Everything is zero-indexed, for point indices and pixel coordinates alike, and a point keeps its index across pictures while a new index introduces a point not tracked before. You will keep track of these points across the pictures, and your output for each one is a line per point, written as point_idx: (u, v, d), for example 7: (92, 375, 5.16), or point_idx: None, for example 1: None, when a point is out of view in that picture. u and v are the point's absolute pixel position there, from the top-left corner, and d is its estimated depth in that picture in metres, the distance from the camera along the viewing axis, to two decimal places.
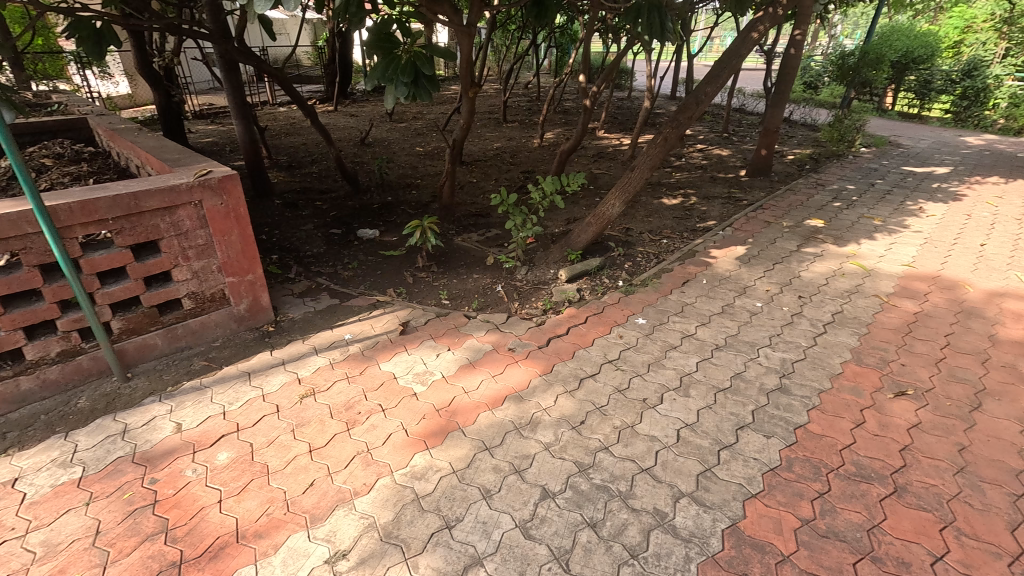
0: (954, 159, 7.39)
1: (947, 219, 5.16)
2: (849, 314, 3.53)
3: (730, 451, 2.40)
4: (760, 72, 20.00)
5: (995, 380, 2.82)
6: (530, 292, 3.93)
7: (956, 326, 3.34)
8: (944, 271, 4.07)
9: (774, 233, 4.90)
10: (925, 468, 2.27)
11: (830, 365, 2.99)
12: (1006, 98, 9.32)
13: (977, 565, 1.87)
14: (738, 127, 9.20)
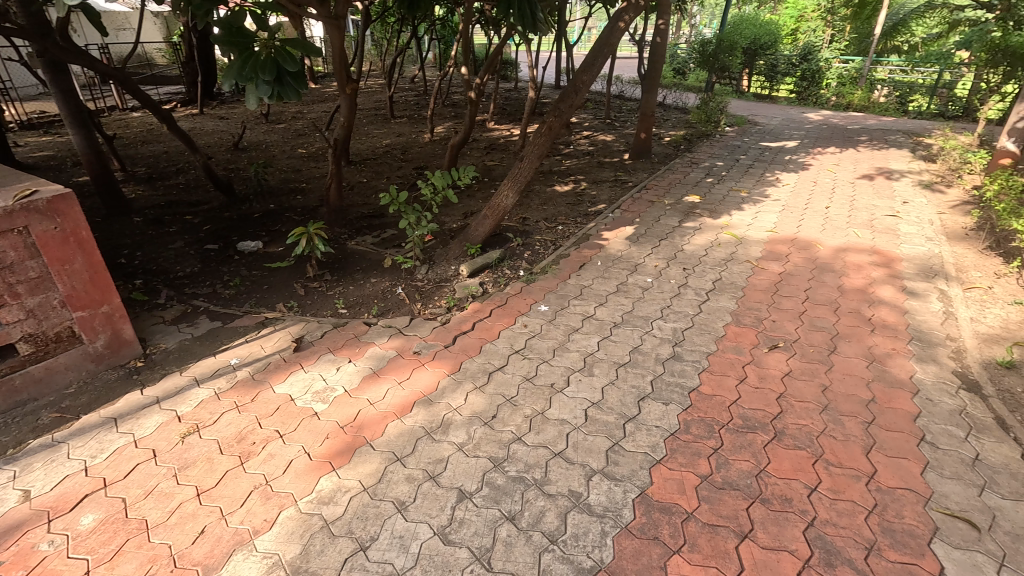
0: (800, 133, 8.37)
1: (799, 187, 5.84)
2: (727, 280, 3.86)
3: (634, 422, 2.53)
4: (635, 60, 21.26)
5: (845, 325, 3.24)
6: (432, 291, 3.84)
7: (813, 281, 3.78)
8: (800, 234, 4.60)
9: (658, 212, 5.24)
10: (797, 411, 2.55)
11: (715, 329, 3.26)
12: (835, 78, 10.73)
13: (843, 489, 2.14)
14: (619, 113, 9.70)
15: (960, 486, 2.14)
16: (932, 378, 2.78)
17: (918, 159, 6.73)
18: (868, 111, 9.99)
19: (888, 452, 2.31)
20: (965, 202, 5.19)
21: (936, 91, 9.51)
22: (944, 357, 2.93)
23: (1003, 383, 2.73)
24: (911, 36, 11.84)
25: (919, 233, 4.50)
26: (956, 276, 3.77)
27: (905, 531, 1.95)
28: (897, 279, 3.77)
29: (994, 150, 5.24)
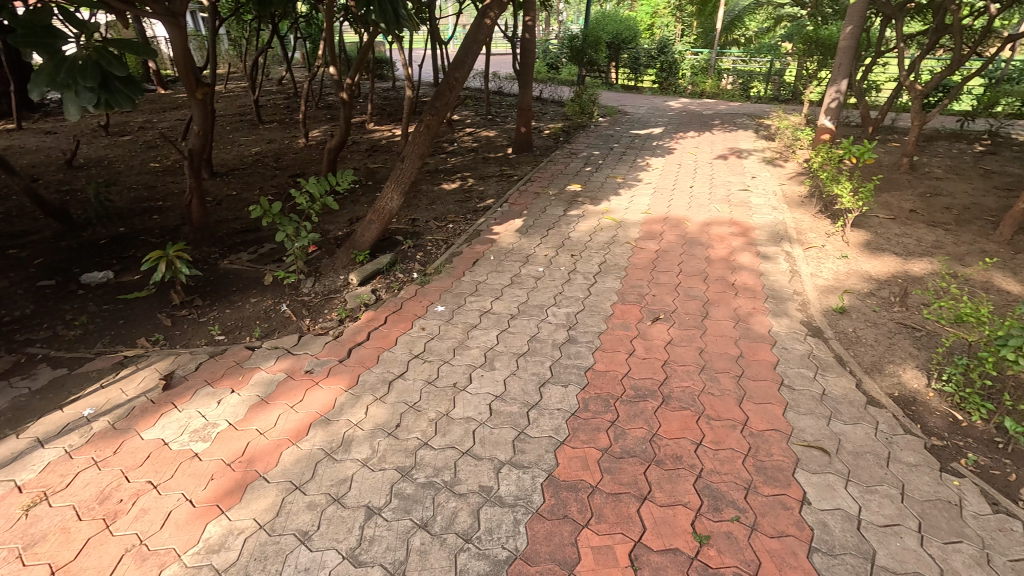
0: (664, 120, 9.10)
1: (666, 170, 6.35)
2: (611, 262, 4.09)
3: (537, 409, 2.60)
4: (510, 55, 21.72)
5: (714, 292, 3.59)
6: (320, 304, 3.63)
7: (684, 255, 4.14)
8: (670, 213, 5.00)
9: (543, 203, 5.41)
10: (681, 375, 2.78)
11: (604, 309, 3.45)
12: (689, 69, 11.79)
13: (723, 439, 2.37)
14: (499, 109, 9.85)
15: (813, 419, 2.47)
16: (785, 329, 3.17)
17: (761, 139, 7.63)
18: (718, 98, 11.12)
19: (756, 400, 2.60)
20: (799, 173, 5.98)
21: (770, 77, 10.82)
22: (793, 310, 3.36)
23: (839, 325, 3.19)
24: (745, 30, 13.35)
25: (767, 204, 5.11)
26: (797, 238, 4.33)
27: (775, 466, 2.21)
28: (752, 246, 4.25)
29: (817, 127, 6.09)
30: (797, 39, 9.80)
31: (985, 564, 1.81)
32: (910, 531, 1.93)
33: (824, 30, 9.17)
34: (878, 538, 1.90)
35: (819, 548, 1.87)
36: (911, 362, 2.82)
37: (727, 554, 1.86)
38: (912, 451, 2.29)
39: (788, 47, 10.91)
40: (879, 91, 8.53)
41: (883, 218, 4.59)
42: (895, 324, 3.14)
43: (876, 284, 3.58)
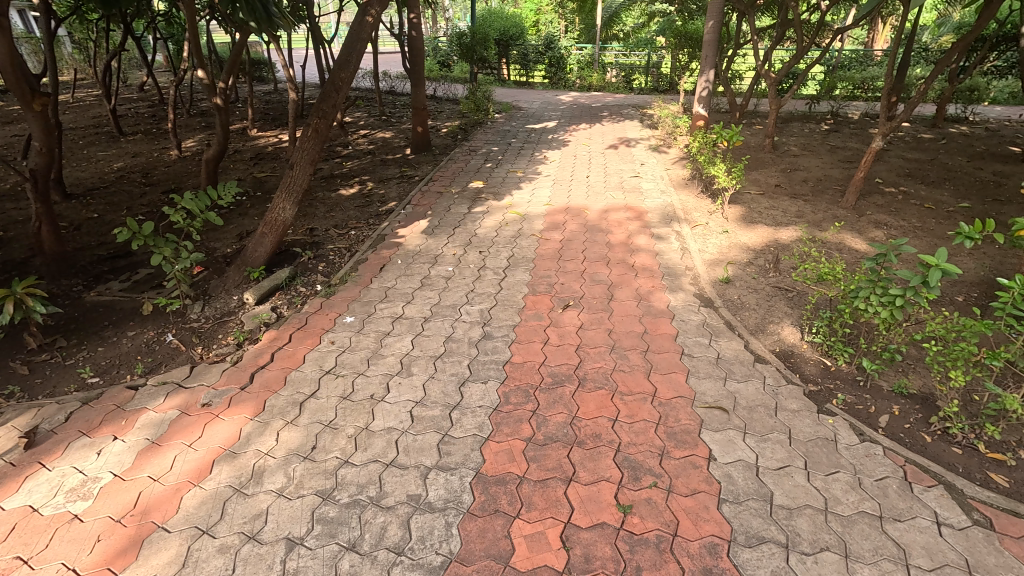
0: (557, 114, 9.40)
1: (563, 162, 6.57)
2: (518, 255, 4.17)
3: (458, 409, 2.58)
4: (399, 54, 21.23)
5: (617, 275, 3.78)
6: (213, 330, 3.33)
7: (587, 242, 4.32)
8: (570, 203, 5.19)
9: (447, 202, 5.37)
10: (593, 357, 2.91)
11: (515, 302, 3.51)
12: (575, 64, 12.27)
13: (637, 412, 2.51)
14: (393, 109, 9.60)
15: (712, 382, 2.69)
16: (682, 303, 3.42)
17: (646, 128, 8.14)
18: (605, 91, 11.69)
19: (662, 371, 2.78)
20: (682, 158, 6.46)
21: (649, 70, 11.55)
22: (688, 284, 3.64)
23: (727, 293, 3.50)
24: (623, 26, 14.14)
25: (656, 188, 5.47)
26: (685, 218, 4.69)
27: (683, 430, 2.39)
28: (647, 228, 4.53)
29: (693, 115, 6.61)
30: (669, 34, 10.56)
31: (858, 487, 2.09)
32: (798, 469, 2.18)
33: (691, 25, 9.96)
34: (773, 480, 2.12)
35: (726, 498, 2.05)
36: (787, 320, 3.16)
37: (650, 519, 1.98)
38: (794, 399, 2.57)
39: (662, 41, 11.71)
40: (742, 80, 9.45)
41: (755, 194, 5.10)
42: (772, 288, 3.51)
43: (754, 254, 3.97)
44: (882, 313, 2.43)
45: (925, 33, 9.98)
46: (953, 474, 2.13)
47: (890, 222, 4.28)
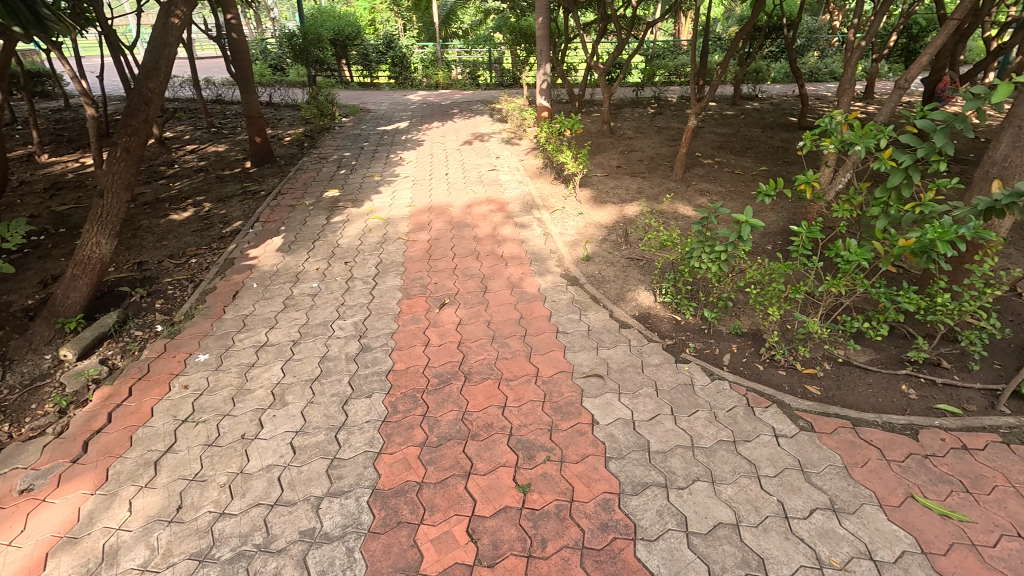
0: (407, 114, 9.25)
1: (420, 161, 6.51)
2: (387, 261, 4.05)
3: (344, 429, 2.46)
4: (222, 58, 19.18)
5: (488, 267, 3.86)
6: (22, 400, 2.75)
7: (454, 239, 4.34)
8: (433, 202, 5.16)
9: (301, 214, 5.02)
10: (476, 350, 2.95)
11: (390, 308, 3.41)
12: (419, 62, 12.17)
13: (523, 394, 2.61)
14: (224, 119, 8.68)
15: (587, 353, 2.90)
16: (551, 285, 3.61)
17: (497, 122, 8.37)
18: (452, 88, 11.79)
19: (542, 352, 2.92)
20: (533, 148, 6.78)
21: (492, 66, 11.88)
22: (554, 267, 3.85)
23: (589, 270, 3.77)
24: (461, 23, 14.31)
25: (514, 179, 5.67)
26: (543, 205, 4.93)
27: (567, 403, 2.53)
28: (511, 218, 4.68)
29: (537, 106, 6.95)
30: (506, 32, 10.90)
31: (714, 420, 2.40)
32: (666, 415, 2.44)
33: (524, 22, 10.44)
34: (648, 430, 2.36)
35: (612, 456, 2.23)
36: (642, 286, 3.50)
37: (548, 492, 2.08)
38: (656, 354, 2.87)
39: (500, 37, 12.09)
40: (576, 72, 10.14)
41: (601, 176, 5.53)
42: (626, 259, 3.86)
43: (607, 231, 4.32)
44: (713, 268, 2.80)
45: (716, 24, 11.60)
46: (781, 392, 2.55)
47: (711, 189, 4.93)
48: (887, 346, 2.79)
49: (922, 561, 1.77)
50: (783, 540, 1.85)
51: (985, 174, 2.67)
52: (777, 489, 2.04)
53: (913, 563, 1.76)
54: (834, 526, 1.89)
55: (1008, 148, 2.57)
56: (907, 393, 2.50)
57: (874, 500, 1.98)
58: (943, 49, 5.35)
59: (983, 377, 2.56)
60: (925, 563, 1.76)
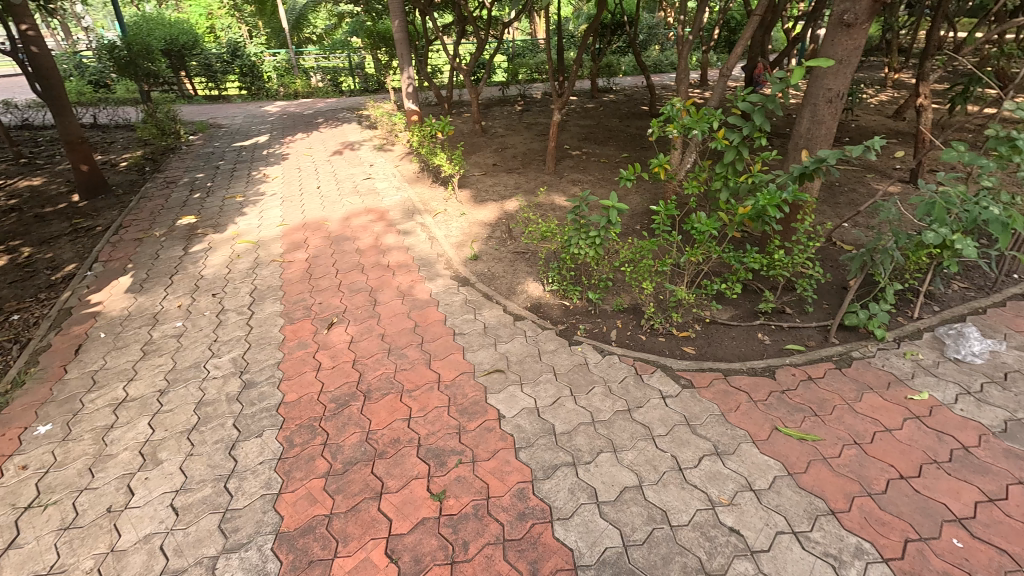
0: (266, 127, 8.59)
1: (287, 176, 6.09)
2: (262, 287, 3.74)
3: (234, 476, 2.24)
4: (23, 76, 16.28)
5: (375, 279, 3.74)
6: None
7: (335, 254, 4.13)
8: (307, 218, 4.86)
9: (152, 247, 4.46)
10: (373, 366, 2.85)
11: (272, 337, 3.16)
12: (273, 71, 11.37)
13: (427, 402, 2.57)
14: (36, 147, 7.40)
15: (485, 351, 2.93)
16: (443, 288, 3.59)
17: (366, 129, 8.10)
18: (314, 97, 11.19)
19: (441, 356, 2.90)
20: (408, 152, 6.66)
21: (354, 71, 11.46)
22: (443, 270, 3.83)
23: (478, 268, 3.80)
24: (314, 27, 13.57)
25: (391, 186, 5.53)
26: (425, 209, 4.88)
27: (472, 403, 2.54)
28: (393, 226, 4.57)
29: (405, 111, 6.83)
30: (361, 34, 10.54)
31: (609, 393, 2.56)
32: (567, 397, 2.56)
33: (381, 24, 10.17)
34: (552, 414, 2.45)
35: (522, 446, 2.29)
36: (530, 277, 3.62)
37: (463, 495, 2.07)
38: (551, 341, 2.99)
39: (358, 41, 11.68)
40: (441, 73, 10.14)
41: (479, 175, 5.60)
42: (512, 254, 3.95)
43: (491, 228, 4.39)
44: (591, 252, 2.98)
45: (568, 23, 12.25)
46: (663, 357, 2.79)
47: (582, 178, 5.23)
48: (743, 302, 3.18)
49: (790, 482, 2.05)
50: (680, 490, 2.04)
51: (796, 145, 3.14)
52: (670, 446, 2.24)
53: (783, 485, 2.03)
54: (720, 468, 2.12)
55: (808, 123, 3.05)
56: (762, 340, 2.87)
57: (748, 438, 2.26)
58: (754, 41, 6.20)
59: (817, 316, 3.02)
60: (792, 483, 2.04)
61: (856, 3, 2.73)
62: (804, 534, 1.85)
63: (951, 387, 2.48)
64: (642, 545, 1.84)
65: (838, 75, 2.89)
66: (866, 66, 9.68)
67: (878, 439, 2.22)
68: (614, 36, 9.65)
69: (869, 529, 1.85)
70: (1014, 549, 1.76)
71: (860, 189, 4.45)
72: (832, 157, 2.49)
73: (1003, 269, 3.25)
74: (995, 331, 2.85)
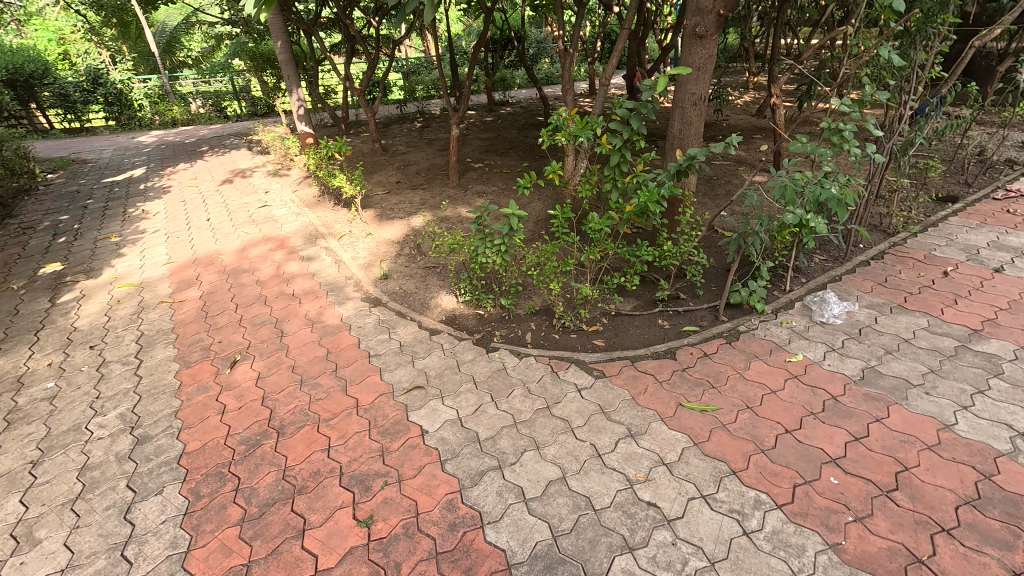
0: (142, 159, 7.88)
1: (171, 211, 5.62)
2: (151, 331, 3.43)
3: (132, 541, 2.03)
4: None
5: (280, 309, 3.56)
6: None
7: (233, 288, 3.88)
8: (197, 253, 4.53)
9: (9, 302, 3.92)
10: (285, 401, 2.71)
11: (167, 384, 2.90)
12: (144, 98, 10.40)
13: (347, 429, 2.49)
14: None
15: (403, 369, 2.90)
16: (354, 311, 3.50)
17: (258, 154, 7.68)
18: (195, 124, 10.47)
19: (358, 381, 2.82)
20: (306, 176, 6.41)
21: (239, 95, 10.86)
22: (353, 293, 3.74)
23: (389, 287, 3.75)
24: (189, 50, 12.67)
25: (290, 212, 5.30)
26: (328, 233, 4.73)
27: (394, 423, 2.50)
28: (295, 253, 4.38)
29: (299, 133, 6.58)
30: (244, 56, 9.35)
31: (529, 394, 2.64)
32: (488, 403, 2.60)
33: (264, 45, 9.17)
34: (475, 422, 2.48)
35: (448, 458, 2.29)
36: (442, 290, 3.64)
37: (392, 517, 2.04)
38: (468, 351, 3.02)
39: (241, 64, 11.08)
40: (335, 93, 9.88)
41: (382, 194, 5.52)
42: (423, 269, 3.95)
43: (399, 246, 4.34)
44: (498, 259, 3.05)
45: (458, 38, 12.45)
46: (576, 352, 2.93)
47: (486, 190, 5.33)
48: (643, 292, 3.42)
49: (696, 451, 2.23)
50: (601, 475, 2.15)
51: (672, 145, 3.44)
52: (588, 435, 2.35)
53: (690, 455, 2.21)
54: (634, 448, 2.26)
55: (679, 124, 3.37)
56: (663, 325, 3.10)
57: (657, 417, 2.43)
58: (631, 52, 6.69)
59: (707, 298, 3.32)
60: (698, 452, 2.22)
61: (704, 17, 3.07)
62: (712, 496, 2.02)
63: (820, 346, 2.84)
64: (571, 533, 1.92)
65: (699, 80, 3.22)
66: (730, 71, 10.78)
67: (765, 400, 2.48)
68: (504, 51, 9.95)
69: (764, 482, 2.07)
70: (877, 477, 2.05)
71: (734, 181, 4.94)
72: (700, 154, 2.77)
73: (851, 241, 3.77)
74: (849, 294, 3.30)
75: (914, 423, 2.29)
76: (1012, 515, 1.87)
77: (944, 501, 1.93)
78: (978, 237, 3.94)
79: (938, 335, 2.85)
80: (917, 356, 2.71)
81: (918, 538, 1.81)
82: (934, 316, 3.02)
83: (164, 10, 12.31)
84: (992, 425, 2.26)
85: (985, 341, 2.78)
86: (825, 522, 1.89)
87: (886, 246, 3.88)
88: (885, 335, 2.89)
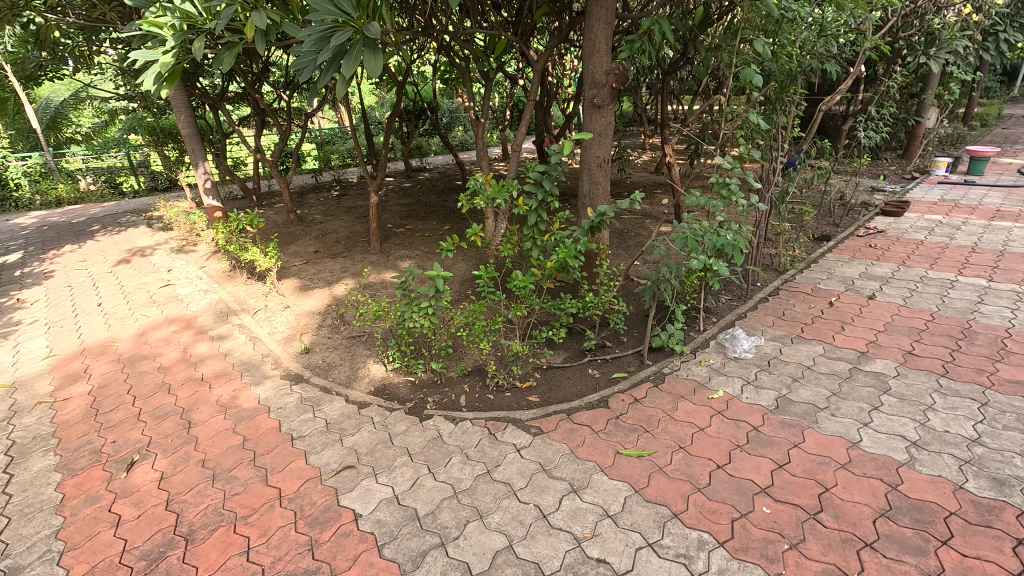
0: (18, 243, 7.04)
1: (53, 298, 5.05)
2: (25, 439, 2.96)
3: None
4: None
5: (186, 397, 3.24)
6: None
7: (129, 378, 3.50)
8: (85, 343, 4.06)
9: None
10: (193, 501, 2.42)
11: (45, 500, 2.49)
12: (22, 176, 9.51)
13: (269, 526, 2.24)
14: None
15: (332, 449, 2.70)
16: (273, 391, 3.26)
17: (158, 231, 7.18)
18: (84, 202, 9.70)
19: (281, 468, 2.59)
20: (214, 251, 6.06)
21: (137, 170, 10.32)
22: (271, 370, 3.50)
23: (312, 361, 3.55)
24: (79, 126, 11.77)
25: (197, 289, 4.95)
26: (240, 309, 4.45)
27: (323, 511, 2.30)
28: (203, 334, 4.05)
29: (206, 207, 6.24)
30: (141, 131, 8.85)
31: (467, 460, 2.56)
32: (426, 475, 2.48)
33: (165, 119, 8.77)
34: (412, 498, 2.34)
35: (385, 542, 2.12)
36: (370, 359, 3.51)
37: None
38: (401, 422, 2.89)
39: (138, 139, 10.48)
40: (245, 165, 9.61)
41: (299, 265, 5.33)
42: (348, 339, 3.79)
43: (321, 316, 4.16)
44: (425, 323, 2.98)
45: (372, 109, 12.75)
46: (512, 411, 2.89)
47: (409, 253, 5.35)
48: (571, 344, 3.50)
49: (638, 498, 2.25)
50: (548, 537, 2.09)
51: (583, 204, 3.67)
52: (532, 496, 2.30)
53: (633, 503, 2.22)
54: (578, 504, 2.23)
55: (588, 184, 3.62)
56: (593, 375, 3.17)
57: (597, 468, 2.43)
58: (538, 120, 7.11)
59: (631, 344, 3.46)
60: (640, 499, 2.24)
61: (600, 89, 3.39)
62: (658, 543, 2.03)
63: (736, 381, 3.03)
64: None
65: (601, 144, 3.51)
66: (629, 134, 11.89)
67: (696, 439, 2.58)
68: (418, 121, 10.27)
69: (705, 521, 2.11)
70: (803, 501, 2.16)
71: (643, 233, 5.36)
72: (609, 210, 2.97)
73: (750, 280, 4.15)
74: (755, 329, 3.59)
75: (826, 445, 2.47)
76: (920, 521, 2.03)
77: (863, 517, 2.07)
78: (851, 269, 4.49)
79: (834, 360, 3.15)
80: (820, 381, 2.96)
81: (847, 556, 1.91)
82: (828, 343, 3.35)
83: (49, 86, 11.52)
84: (890, 438, 2.49)
85: (871, 361, 3.11)
86: (764, 554, 1.94)
87: (780, 282, 4.31)
88: (790, 364, 3.15)
